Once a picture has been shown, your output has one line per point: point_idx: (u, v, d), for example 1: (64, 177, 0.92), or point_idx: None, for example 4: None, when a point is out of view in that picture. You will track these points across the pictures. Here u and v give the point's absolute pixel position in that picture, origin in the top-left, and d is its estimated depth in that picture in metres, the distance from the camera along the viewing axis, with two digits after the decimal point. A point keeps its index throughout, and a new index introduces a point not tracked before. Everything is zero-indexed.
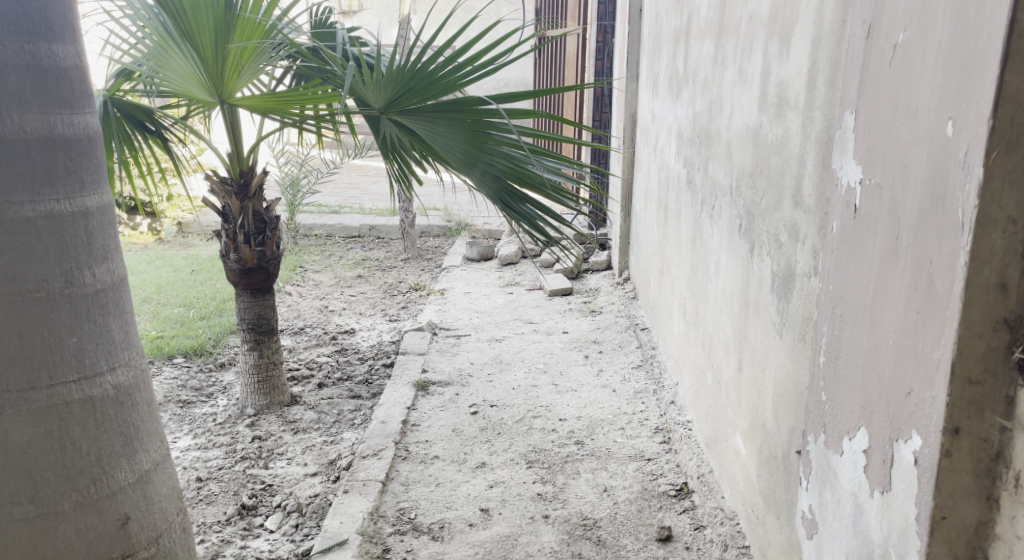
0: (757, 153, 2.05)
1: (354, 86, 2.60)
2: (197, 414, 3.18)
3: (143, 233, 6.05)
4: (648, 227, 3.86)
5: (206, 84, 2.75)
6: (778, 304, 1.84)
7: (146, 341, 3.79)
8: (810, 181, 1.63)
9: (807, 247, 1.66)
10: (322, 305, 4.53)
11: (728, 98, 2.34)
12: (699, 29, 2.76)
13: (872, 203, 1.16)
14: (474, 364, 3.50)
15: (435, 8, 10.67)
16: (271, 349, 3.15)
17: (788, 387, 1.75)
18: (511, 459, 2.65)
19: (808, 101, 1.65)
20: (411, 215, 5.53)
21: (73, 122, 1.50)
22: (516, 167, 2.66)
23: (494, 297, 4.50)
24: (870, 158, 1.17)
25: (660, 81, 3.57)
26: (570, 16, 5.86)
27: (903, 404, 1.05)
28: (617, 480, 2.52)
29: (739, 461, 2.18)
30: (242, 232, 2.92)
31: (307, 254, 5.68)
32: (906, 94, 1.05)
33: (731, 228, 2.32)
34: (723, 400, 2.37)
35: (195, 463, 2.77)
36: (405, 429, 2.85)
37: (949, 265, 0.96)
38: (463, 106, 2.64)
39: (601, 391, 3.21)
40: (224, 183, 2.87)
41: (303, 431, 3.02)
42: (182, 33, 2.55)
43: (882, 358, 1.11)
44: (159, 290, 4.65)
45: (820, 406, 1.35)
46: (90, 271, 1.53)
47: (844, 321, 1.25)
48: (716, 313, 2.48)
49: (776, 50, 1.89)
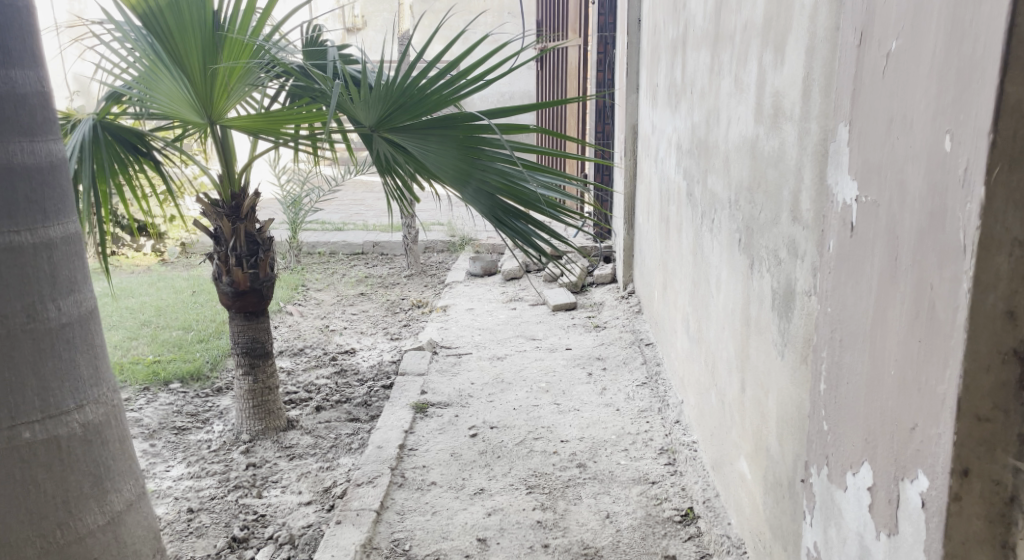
0: (755, 166, 1.96)
1: (342, 104, 2.55)
2: (191, 441, 3.12)
3: (147, 254, 6.03)
4: (650, 239, 3.80)
5: (198, 106, 2.68)
6: (778, 323, 1.76)
7: (143, 366, 3.73)
8: (807, 196, 1.55)
9: (806, 264, 1.58)
10: (323, 325, 4.47)
11: (725, 109, 2.26)
12: (696, 39, 2.69)
13: (869, 221, 1.08)
14: (474, 384, 3.41)
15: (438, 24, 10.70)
16: (266, 373, 3.08)
17: (791, 412, 1.67)
18: (510, 484, 2.57)
19: (804, 111, 1.57)
20: (414, 231, 5.47)
21: (34, 149, 1.45)
22: (511, 183, 2.57)
23: (497, 313, 4.42)
24: (865, 173, 1.09)
25: (659, 92, 3.49)
26: (571, 28, 5.80)
27: (908, 441, 0.97)
28: (620, 506, 2.43)
29: (745, 487, 2.09)
30: (234, 254, 2.86)
31: (309, 272, 5.63)
32: (900, 105, 0.97)
33: (730, 243, 2.24)
34: (727, 421, 2.28)
35: (187, 494, 2.70)
36: (402, 454, 2.77)
37: (952, 291, 0.88)
38: (455, 122, 2.56)
39: (604, 410, 3.12)
40: (215, 205, 2.83)
41: (298, 457, 2.94)
42: (168, 55, 2.50)
43: (884, 389, 1.03)
44: (160, 312, 4.61)
45: (822, 437, 1.26)
46: (55, 304, 1.47)
47: (844, 347, 1.17)
48: (718, 330, 2.39)
49: (771, 59, 1.82)
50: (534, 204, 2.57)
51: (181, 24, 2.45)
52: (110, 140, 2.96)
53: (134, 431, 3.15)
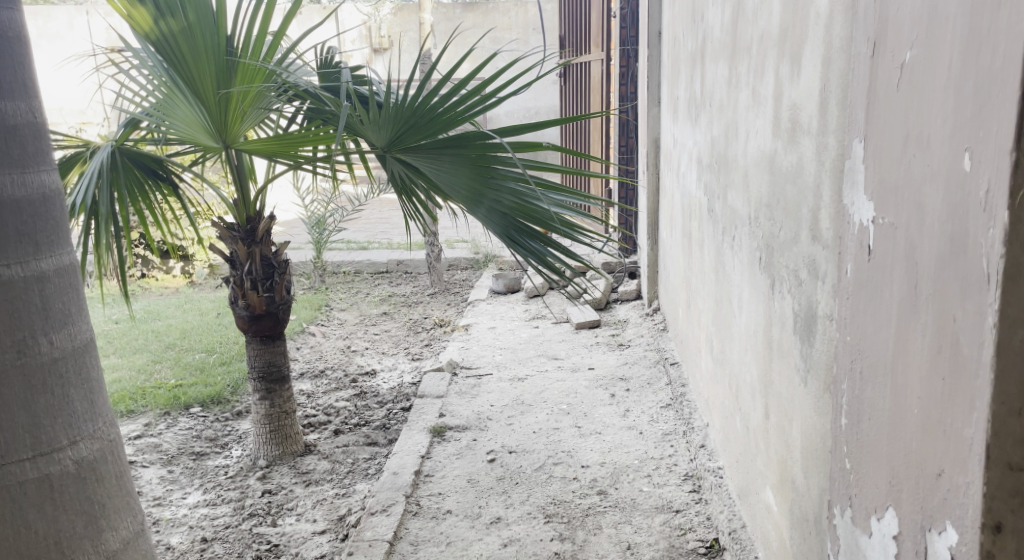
0: (775, 182, 1.87)
1: (353, 125, 2.51)
2: (208, 466, 3.08)
3: (176, 276, 6.06)
4: (674, 255, 3.71)
5: (214, 132, 2.61)
6: (801, 348, 1.67)
7: (164, 391, 3.71)
8: (826, 214, 1.47)
9: (827, 286, 1.49)
10: (344, 345, 4.43)
11: (743, 122, 2.18)
12: (713, 50, 2.62)
13: (886, 245, 1.00)
14: (493, 406, 3.34)
15: (462, 41, 10.69)
16: (283, 398, 3.03)
17: (815, 443, 1.57)
18: (528, 513, 2.49)
19: (821, 126, 1.49)
20: (437, 249, 5.43)
21: (25, 181, 1.42)
22: (522, 203, 2.49)
23: (519, 332, 4.35)
24: (882, 193, 1.01)
25: (679, 105, 3.42)
26: (594, 42, 5.75)
27: (934, 488, 0.88)
28: (642, 536, 2.35)
29: (771, 519, 1.99)
30: (250, 278, 2.82)
31: (333, 291, 5.61)
32: (916, 121, 0.90)
33: (751, 262, 2.15)
34: (752, 448, 2.19)
35: (202, 522, 2.66)
36: (418, 480, 2.70)
37: (976, 326, 0.80)
38: (466, 141, 2.52)
39: (627, 433, 3.03)
40: (230, 230, 2.79)
41: (315, 483, 2.89)
42: (183, 80, 2.45)
43: (908, 428, 0.94)
44: (184, 335, 4.61)
45: (846, 476, 1.18)
46: (47, 337, 1.44)
47: (864, 379, 1.09)
48: (741, 352, 2.30)
49: (787, 71, 1.74)
50: (547, 223, 2.49)
51: (196, 49, 2.41)
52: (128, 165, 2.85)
53: (152, 457, 3.12)
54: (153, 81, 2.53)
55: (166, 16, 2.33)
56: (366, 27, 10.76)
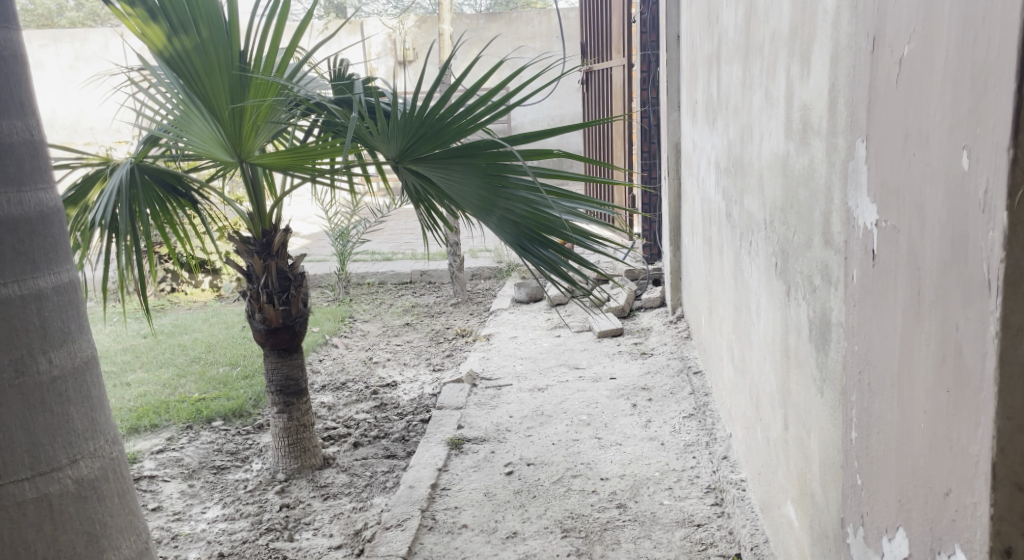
0: (788, 185, 1.81)
1: (362, 135, 2.46)
2: (229, 480, 3.05)
3: (204, 290, 6.08)
4: (695, 261, 3.64)
5: (229, 147, 2.50)
6: (816, 357, 1.61)
7: (187, 404, 3.70)
8: (837, 218, 1.41)
9: (839, 294, 1.43)
10: (366, 357, 4.42)
11: (757, 124, 2.12)
12: (728, 52, 2.56)
13: (890, 250, 0.95)
14: (513, 418, 3.30)
15: (486, 51, 10.72)
16: (301, 411, 2.99)
17: (832, 458, 1.51)
18: (545, 527, 2.45)
19: (830, 126, 1.44)
20: (460, 259, 5.41)
21: (21, 199, 1.39)
22: (534, 211, 2.47)
23: (541, 342, 4.31)
24: (885, 195, 0.96)
25: (698, 108, 3.36)
26: (615, 48, 5.70)
27: (942, 509, 0.83)
28: (661, 551, 2.29)
29: (793, 535, 1.93)
30: (266, 292, 2.77)
31: (357, 303, 5.61)
32: (916, 118, 0.85)
33: (768, 268, 2.09)
34: (773, 460, 2.13)
35: (219, 537, 2.64)
36: (434, 494, 2.67)
37: (979, 335, 0.75)
38: (478, 150, 2.47)
39: (648, 444, 2.97)
40: (246, 243, 2.74)
41: (333, 497, 2.87)
42: (198, 97, 2.34)
43: (915, 443, 0.89)
44: (210, 348, 4.62)
45: (858, 492, 1.12)
46: (46, 356, 1.41)
47: (873, 392, 1.03)
48: (760, 361, 2.24)
49: (798, 71, 1.68)
50: (560, 231, 2.46)
51: (209, 66, 2.30)
52: (148, 183, 2.63)
53: (174, 471, 3.10)
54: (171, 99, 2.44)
55: (179, 33, 2.22)
56: (390, 39, 10.83)
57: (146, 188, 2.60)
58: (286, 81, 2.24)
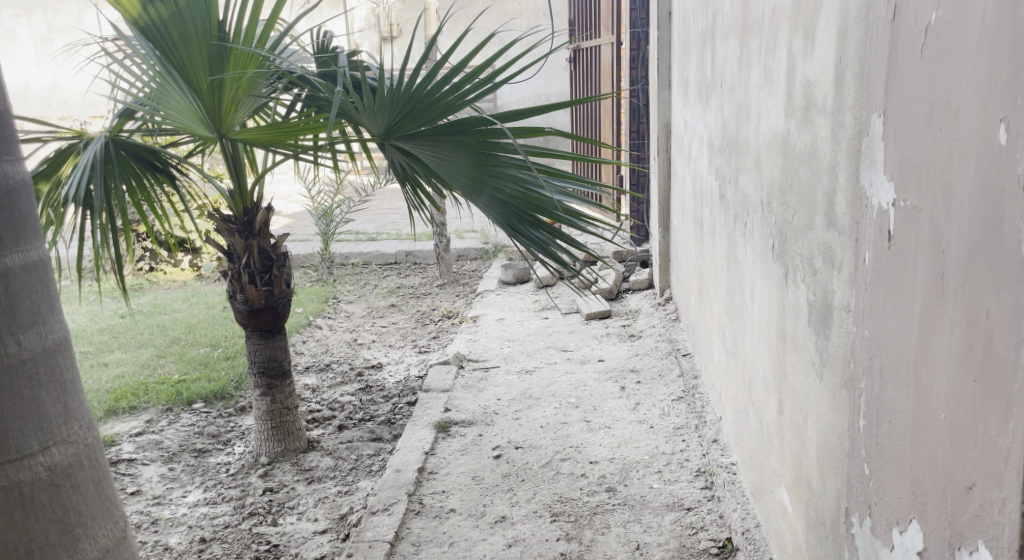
0: (788, 165, 1.77)
1: (346, 110, 2.39)
2: (210, 463, 2.99)
3: (184, 269, 5.99)
4: (685, 243, 3.60)
5: (209, 122, 2.39)
6: (815, 340, 1.57)
7: (167, 386, 3.62)
8: (842, 198, 1.37)
9: (843, 276, 1.39)
10: (351, 339, 4.35)
11: (755, 102, 2.08)
12: (724, 28, 2.51)
13: (908, 230, 0.90)
14: (500, 400, 3.26)
15: (472, 28, 10.59)
16: (285, 393, 2.92)
17: (831, 443, 1.48)
18: (534, 511, 2.41)
19: (836, 103, 1.39)
20: (446, 239, 5.34)
21: None
22: (525, 191, 2.40)
23: (528, 323, 4.26)
24: (904, 172, 0.92)
25: (690, 87, 3.31)
26: (604, 25, 5.62)
27: (963, 505, 0.79)
28: (652, 536, 2.26)
29: (787, 521, 1.90)
30: (247, 271, 2.69)
31: (341, 284, 5.54)
32: (943, 91, 0.80)
33: (763, 250, 2.05)
34: (766, 444, 2.10)
35: (201, 521, 2.58)
36: (421, 478, 2.63)
37: (1013, 321, 0.70)
38: (467, 127, 2.39)
39: (637, 427, 2.94)
40: (226, 221, 2.66)
41: (317, 481, 2.82)
42: (175, 69, 2.24)
43: (933, 433, 0.85)
44: (190, 329, 4.53)
45: (865, 482, 1.08)
46: (14, 338, 1.32)
47: (885, 379, 0.99)
48: (754, 344, 2.20)
49: (801, 46, 1.63)
50: (552, 212, 2.39)
51: (186, 38, 2.21)
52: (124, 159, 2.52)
53: (154, 455, 3.02)
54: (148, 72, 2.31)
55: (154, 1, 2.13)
56: (374, 15, 10.66)
57: (122, 164, 2.50)
58: (268, 51, 2.14)
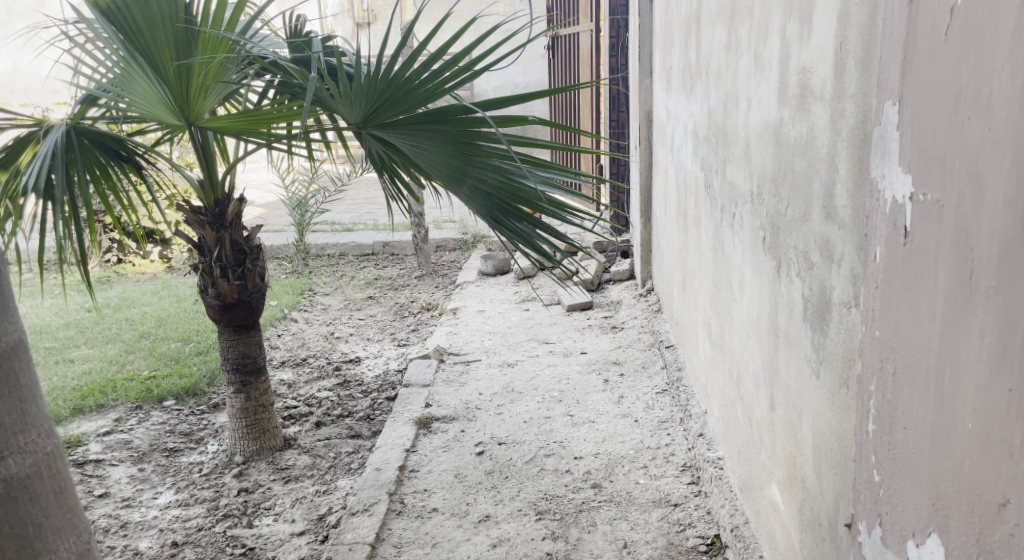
0: (781, 155, 1.72)
1: (322, 98, 2.28)
2: (182, 463, 2.89)
3: (154, 261, 5.86)
4: (668, 234, 3.55)
5: (177, 110, 2.28)
6: (812, 336, 1.52)
7: (136, 382, 3.51)
8: (842, 190, 1.32)
9: (842, 269, 1.34)
10: (328, 332, 4.25)
11: (744, 90, 2.02)
12: (710, 14, 2.45)
13: (928, 226, 0.85)
14: (482, 395, 3.20)
15: (449, 15, 10.46)
16: (260, 390, 2.83)
17: (829, 442, 1.43)
18: (519, 509, 2.36)
19: (836, 90, 1.34)
20: (424, 230, 5.25)
21: None
22: (508, 181, 2.33)
23: (509, 316, 4.20)
24: (922, 163, 0.86)
25: (673, 74, 3.25)
26: (583, 12, 5.55)
27: (994, 523, 0.74)
28: (639, 533, 2.22)
29: (778, 519, 1.86)
30: (219, 265, 2.60)
31: (317, 275, 5.43)
32: (975, 78, 0.75)
33: (753, 243, 2.00)
34: (756, 440, 2.05)
35: (173, 524, 2.49)
36: (402, 476, 2.56)
37: None
38: (448, 115, 2.31)
39: (621, 421, 2.89)
40: (197, 213, 2.56)
41: (294, 480, 2.74)
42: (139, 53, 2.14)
43: (958, 445, 0.80)
44: (161, 323, 4.41)
45: (874, 490, 1.03)
46: None
47: (897, 383, 0.94)
48: (743, 338, 2.15)
49: (796, 31, 1.57)
50: (535, 203, 2.32)
51: (151, 20, 2.12)
52: (89, 147, 2.40)
53: (123, 455, 2.93)
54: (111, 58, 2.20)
55: None
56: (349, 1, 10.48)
57: (87, 153, 2.39)
58: (237, 36, 2.03)
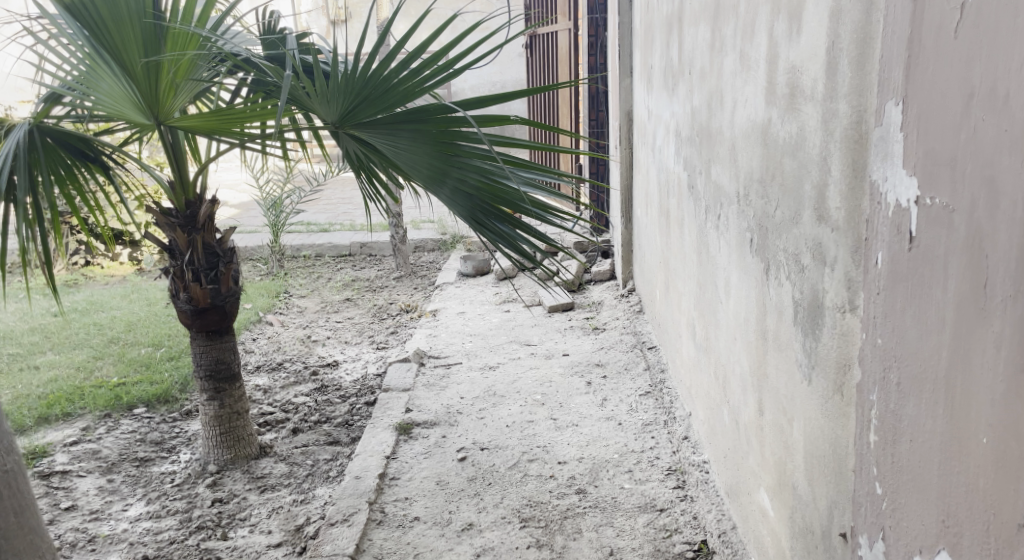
0: (769, 155, 1.68)
1: (299, 97, 2.22)
2: (153, 473, 2.82)
3: (123, 263, 5.76)
4: (650, 234, 3.52)
5: (145, 108, 2.21)
6: (803, 340, 1.49)
7: (105, 390, 3.42)
8: (836, 192, 1.29)
9: (836, 272, 1.31)
10: (304, 335, 4.18)
11: (729, 90, 1.99)
12: (692, 12, 2.41)
13: (935, 230, 0.81)
14: (464, 399, 3.15)
15: (425, 13, 10.39)
16: (234, 397, 2.76)
17: (823, 449, 1.40)
18: (502, 517, 2.31)
19: (828, 90, 1.30)
20: (402, 230, 5.19)
21: None
22: (490, 182, 2.28)
23: (489, 317, 4.15)
24: (928, 166, 0.83)
25: (654, 73, 3.21)
26: (561, 11, 5.51)
27: (1012, 544, 0.72)
28: (625, 540, 2.18)
29: (767, 524, 1.83)
30: (191, 268, 2.52)
31: (292, 277, 5.35)
32: (989, 77, 0.72)
33: (740, 244, 1.97)
34: (743, 444, 2.02)
35: (144, 537, 2.42)
36: (382, 485, 2.50)
37: None
38: (428, 115, 2.25)
39: (605, 424, 2.85)
40: (167, 215, 2.48)
41: (270, 489, 2.67)
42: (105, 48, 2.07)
43: (973, 460, 0.77)
44: (131, 328, 4.31)
45: (876, 502, 0.99)
46: None
47: (901, 394, 0.91)
48: (729, 341, 2.13)
49: (785, 29, 1.53)
50: (517, 204, 2.28)
51: (117, 14, 2.04)
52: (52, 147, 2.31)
53: (90, 465, 2.84)
54: (75, 53, 2.12)
55: None
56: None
57: (52, 153, 2.30)
58: (207, 32, 1.96)
